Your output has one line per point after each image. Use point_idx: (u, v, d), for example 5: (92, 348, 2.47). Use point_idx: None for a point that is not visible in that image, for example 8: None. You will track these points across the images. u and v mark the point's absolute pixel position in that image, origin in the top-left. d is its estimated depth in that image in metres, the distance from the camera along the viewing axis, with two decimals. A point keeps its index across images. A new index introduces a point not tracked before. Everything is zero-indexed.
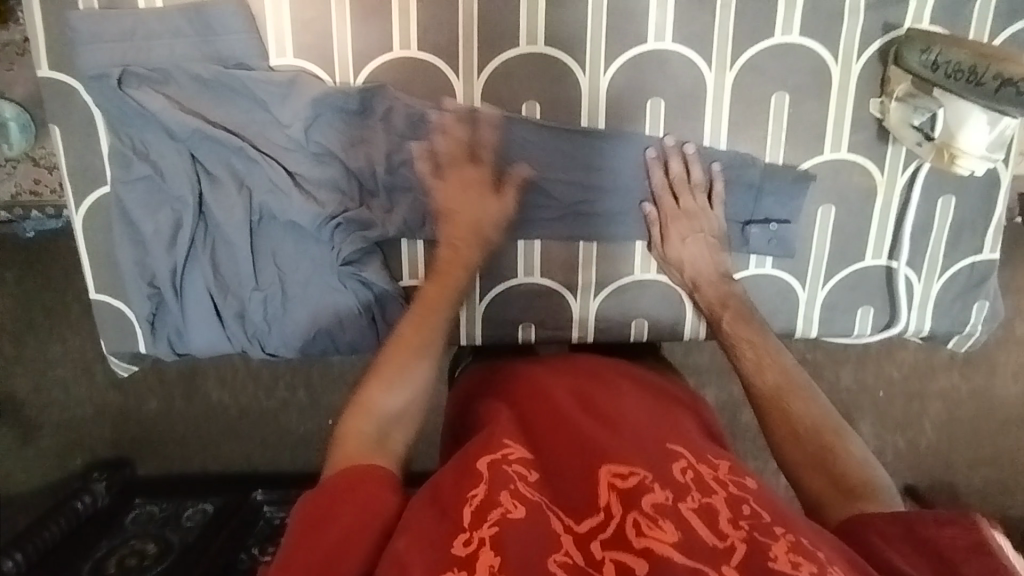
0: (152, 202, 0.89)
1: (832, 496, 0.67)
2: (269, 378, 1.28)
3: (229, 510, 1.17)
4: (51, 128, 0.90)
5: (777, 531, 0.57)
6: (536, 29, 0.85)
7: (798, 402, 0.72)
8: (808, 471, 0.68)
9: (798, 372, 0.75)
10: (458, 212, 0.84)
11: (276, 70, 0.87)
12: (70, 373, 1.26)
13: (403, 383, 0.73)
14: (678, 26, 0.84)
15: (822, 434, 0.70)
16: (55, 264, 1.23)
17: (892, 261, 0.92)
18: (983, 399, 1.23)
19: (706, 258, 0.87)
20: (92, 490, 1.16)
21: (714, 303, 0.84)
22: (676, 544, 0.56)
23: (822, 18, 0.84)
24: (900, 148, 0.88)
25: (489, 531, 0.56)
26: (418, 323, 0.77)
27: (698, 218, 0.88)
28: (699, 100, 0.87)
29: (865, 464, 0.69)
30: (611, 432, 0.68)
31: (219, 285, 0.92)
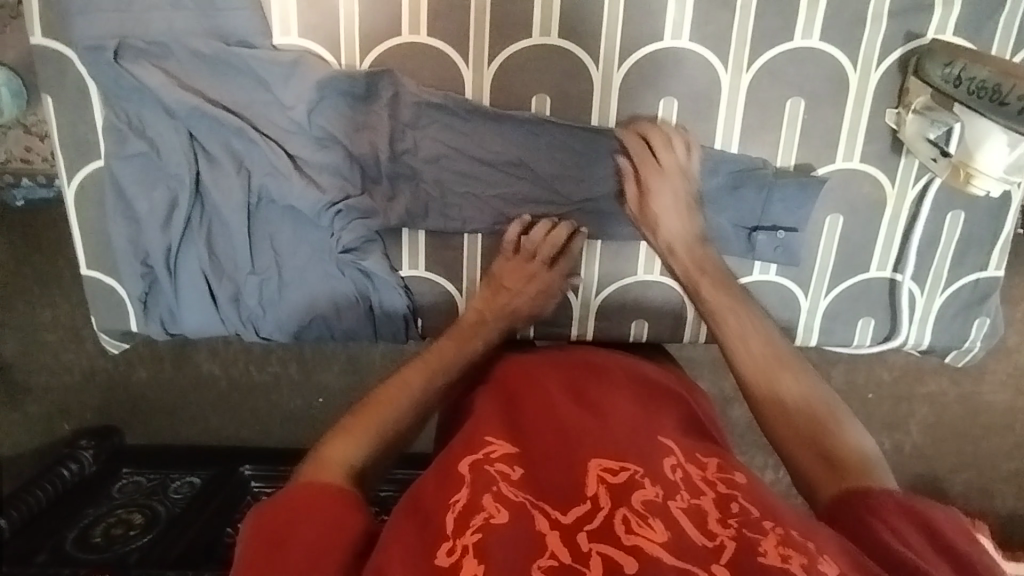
0: (148, 179, 0.87)
1: (822, 474, 0.62)
2: (260, 352, 1.27)
3: (217, 484, 1.17)
4: (44, 98, 0.87)
5: (767, 525, 0.55)
6: (550, 20, 0.82)
7: (787, 374, 0.69)
8: (797, 447, 0.65)
9: (785, 341, 0.72)
10: (503, 289, 0.85)
11: (279, 50, 0.84)
12: (57, 341, 1.24)
13: (388, 416, 0.71)
14: (696, 24, 0.82)
15: (812, 405, 0.67)
16: (42, 230, 1.20)
17: (897, 274, 0.91)
18: (971, 405, 1.24)
19: (680, 221, 0.81)
20: (80, 457, 1.17)
21: (691, 268, 0.79)
22: (665, 543, 0.54)
23: (843, 22, 0.81)
24: (913, 160, 0.87)
25: (472, 538, 0.55)
26: (420, 376, 0.75)
27: (675, 178, 0.82)
28: (713, 102, 0.85)
29: (860, 439, 0.64)
30: (600, 426, 0.67)
31: (215, 266, 0.91)
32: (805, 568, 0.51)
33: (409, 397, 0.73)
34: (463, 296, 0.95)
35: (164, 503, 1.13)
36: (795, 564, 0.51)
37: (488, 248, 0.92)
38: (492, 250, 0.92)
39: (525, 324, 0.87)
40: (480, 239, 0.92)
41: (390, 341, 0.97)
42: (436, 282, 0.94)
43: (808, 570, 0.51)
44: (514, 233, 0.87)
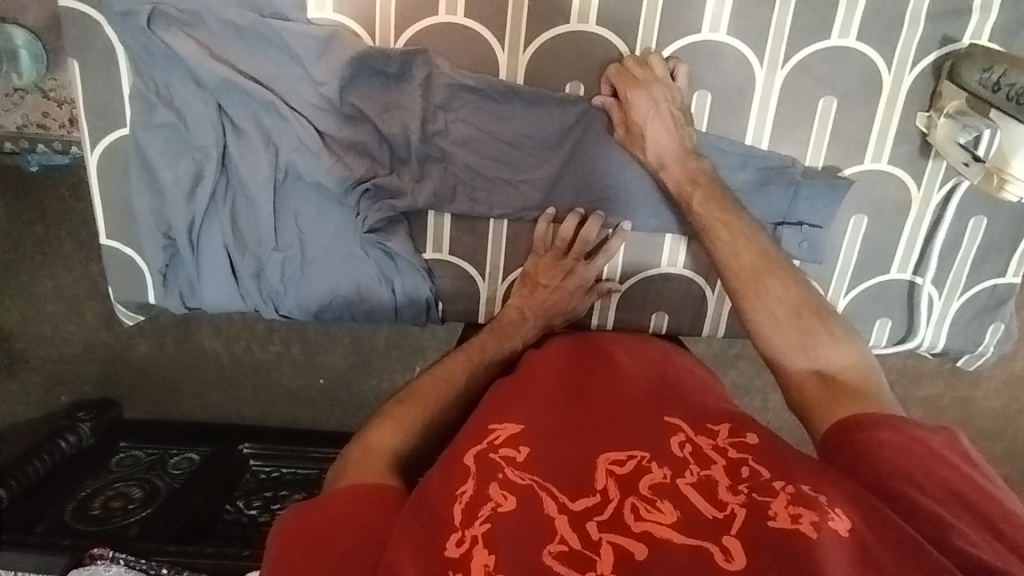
0: (174, 150, 0.86)
1: (814, 387, 0.70)
2: (264, 330, 1.26)
3: (217, 461, 1.16)
4: (69, 61, 0.86)
5: (776, 486, 0.57)
6: (588, 6, 0.82)
7: (778, 282, 0.75)
8: (789, 357, 0.72)
9: (775, 251, 0.77)
10: (538, 286, 0.88)
11: (313, 24, 0.83)
12: (60, 308, 1.23)
13: (435, 405, 0.75)
14: (735, 18, 0.82)
15: (802, 311, 0.73)
16: (48, 195, 1.18)
17: (917, 276, 0.92)
18: (966, 409, 1.25)
19: (671, 135, 0.82)
20: (79, 430, 1.18)
21: (684, 182, 0.81)
22: (676, 524, 0.55)
23: (881, 23, 0.82)
24: (940, 164, 0.87)
25: (481, 528, 0.55)
26: (462, 368, 0.80)
27: (656, 90, 0.81)
28: (747, 97, 0.85)
29: (849, 350, 0.71)
30: (607, 419, 0.67)
31: (237, 240, 0.90)
32: (815, 526, 0.53)
33: (455, 389, 0.78)
34: (486, 281, 0.95)
35: (163, 478, 1.13)
36: (805, 523, 0.53)
37: (514, 235, 0.92)
38: (517, 237, 0.92)
39: (564, 320, 0.90)
40: (506, 225, 0.92)
41: (410, 323, 0.97)
42: (459, 267, 0.94)
43: (819, 529, 0.53)
44: (544, 229, 0.88)
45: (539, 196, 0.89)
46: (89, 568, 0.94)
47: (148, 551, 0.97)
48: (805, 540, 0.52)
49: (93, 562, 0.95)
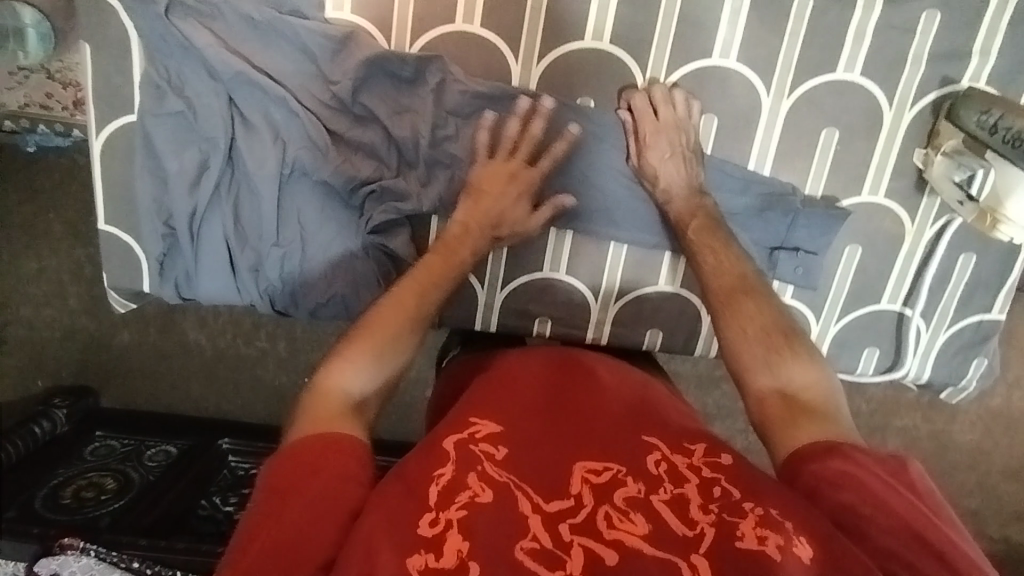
0: (181, 139, 0.86)
1: (774, 404, 0.68)
2: (251, 324, 1.26)
3: (194, 455, 1.15)
4: (80, 45, 0.85)
5: (747, 507, 0.58)
6: (603, 25, 0.83)
7: (753, 302, 0.75)
8: (752, 372, 0.71)
9: (756, 274, 0.78)
10: (483, 193, 0.82)
11: (331, 23, 0.84)
12: (44, 290, 1.23)
13: (390, 338, 0.70)
14: (745, 46, 0.84)
15: (775, 332, 0.72)
16: (43, 177, 1.20)
17: (906, 308, 0.94)
18: (941, 440, 1.28)
19: (681, 173, 0.85)
20: (54, 416, 1.13)
21: (685, 213, 0.84)
22: (646, 536, 0.57)
23: (884, 60, 0.84)
24: (935, 201, 0.90)
25: (457, 514, 0.57)
26: (413, 295, 0.74)
27: (674, 131, 0.85)
28: (752, 124, 0.87)
29: (814, 372, 0.70)
30: (589, 423, 0.67)
31: (238, 233, 0.89)
32: (779, 550, 0.54)
33: (408, 317, 0.72)
34: (484, 290, 0.94)
35: (138, 469, 1.11)
36: (770, 546, 0.55)
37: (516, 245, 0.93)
38: (519, 247, 0.93)
39: (513, 230, 0.85)
40: None
41: None
42: None
43: (783, 553, 0.54)
44: (485, 138, 0.85)
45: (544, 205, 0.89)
46: (59, 558, 0.93)
47: (120, 543, 0.97)
48: (768, 563, 0.54)
49: (63, 551, 0.94)
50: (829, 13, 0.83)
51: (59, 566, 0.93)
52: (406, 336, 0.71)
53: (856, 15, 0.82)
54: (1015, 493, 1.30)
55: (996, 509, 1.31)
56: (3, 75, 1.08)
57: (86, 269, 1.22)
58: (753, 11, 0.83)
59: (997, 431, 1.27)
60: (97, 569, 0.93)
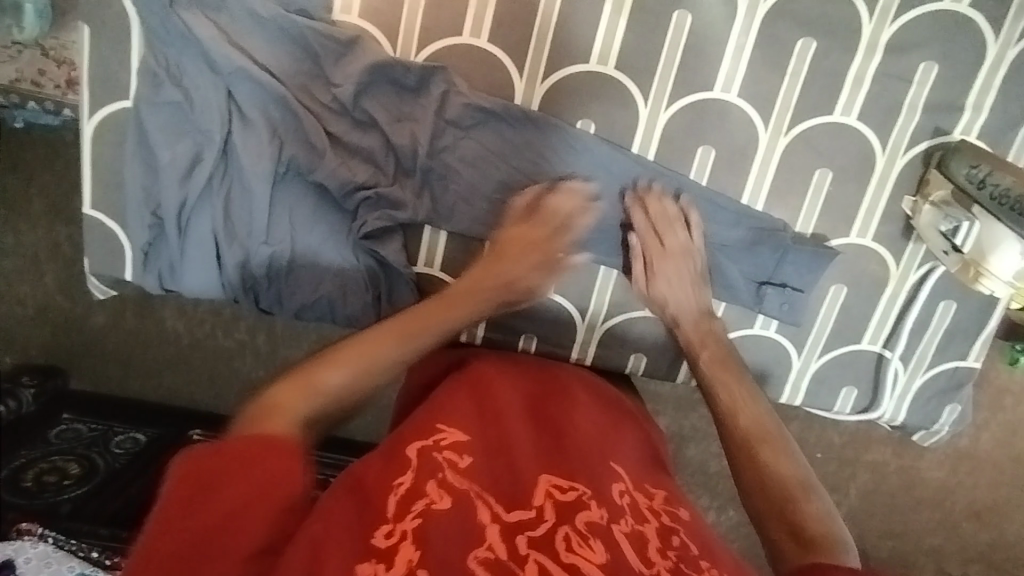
0: (175, 129, 0.84)
1: (790, 549, 0.61)
2: (230, 316, 1.24)
3: (163, 444, 1.14)
4: (79, 25, 0.84)
5: (702, 564, 0.59)
6: (610, 50, 0.84)
7: (769, 451, 0.70)
8: (770, 522, 0.64)
9: (774, 421, 0.73)
10: (506, 257, 0.83)
11: (337, 26, 0.84)
12: (19, 266, 1.20)
13: (351, 374, 0.66)
14: (747, 82, 0.85)
15: (791, 483, 0.67)
16: (26, 149, 1.17)
17: (886, 350, 0.96)
18: (908, 476, 1.30)
19: (689, 295, 0.87)
20: (19, 394, 1.07)
21: (696, 340, 0.85)
22: (603, 565, 0.56)
23: (881, 106, 0.86)
24: (920, 247, 0.91)
25: (412, 524, 0.56)
26: (383, 341, 0.70)
27: (681, 258, 0.87)
28: (749, 158, 0.88)
29: (828, 520, 0.64)
30: (557, 446, 0.69)
31: (227, 230, 0.88)
32: None
33: (382, 352, 0.69)
34: None
35: (104, 456, 1.08)
36: None
37: None
38: None
39: (524, 296, 0.83)
40: None
41: None
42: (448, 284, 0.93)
43: None
44: (524, 204, 0.85)
45: None
46: (14, 544, 0.94)
47: (79, 532, 0.98)
48: None
49: (19, 537, 0.96)
50: (831, 56, 0.84)
51: (14, 551, 0.94)
52: (370, 375, 0.67)
53: (857, 60, 0.84)
54: (975, 534, 1.32)
55: (957, 547, 1.33)
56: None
57: (64, 247, 1.20)
58: (757, 47, 0.84)
59: (963, 471, 1.30)
60: (53, 556, 0.95)
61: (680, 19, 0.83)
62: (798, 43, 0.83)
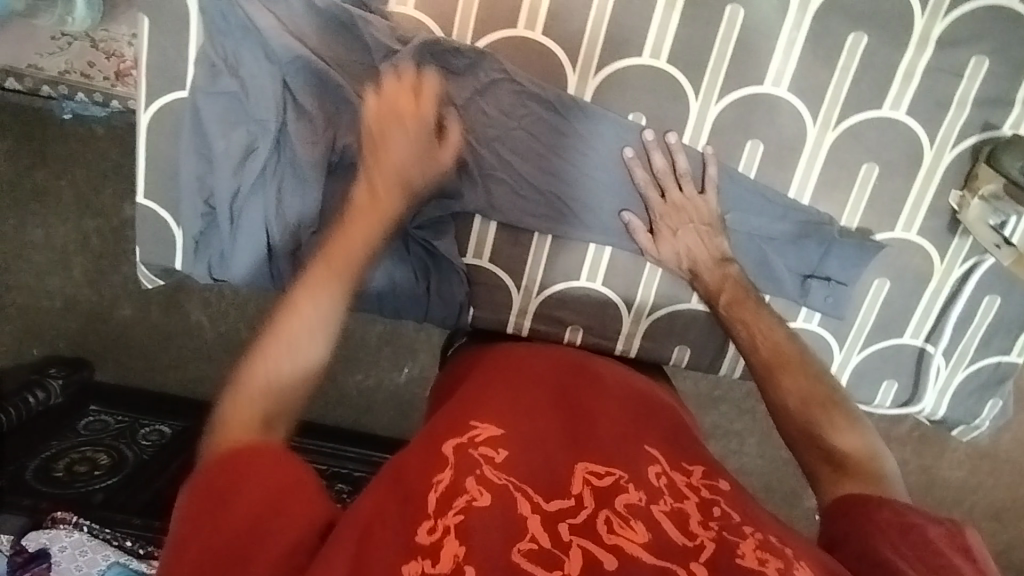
0: (230, 118, 0.85)
1: (824, 472, 0.69)
2: (255, 309, 1.28)
3: (187, 436, 1.21)
4: (138, 18, 0.85)
5: (745, 530, 0.60)
6: (662, 44, 0.85)
7: (791, 376, 0.75)
8: (801, 445, 0.72)
9: (794, 342, 0.79)
10: (383, 151, 0.75)
11: (393, 19, 0.85)
12: (49, 257, 1.27)
13: (281, 380, 0.65)
14: (797, 76, 0.86)
15: (820, 400, 0.73)
16: (56, 142, 1.24)
17: (928, 344, 0.96)
18: (929, 476, 1.30)
19: (702, 245, 0.87)
20: (49, 386, 1.20)
21: (715, 286, 0.86)
22: (645, 544, 0.57)
23: (929, 102, 0.86)
24: (966, 241, 0.92)
25: (455, 519, 0.56)
26: (306, 329, 0.67)
27: (689, 208, 0.87)
28: (796, 153, 0.89)
29: (858, 432, 0.71)
30: (589, 432, 0.69)
31: (279, 221, 0.89)
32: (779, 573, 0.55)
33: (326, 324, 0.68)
34: (519, 293, 0.95)
35: (132, 447, 1.16)
36: (770, 568, 0.56)
37: (555, 249, 0.94)
38: (557, 254, 0.94)
39: (422, 172, 0.77)
40: (549, 239, 0.93)
41: (437, 323, 0.95)
42: (495, 275, 0.95)
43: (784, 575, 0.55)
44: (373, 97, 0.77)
45: (587, 215, 0.90)
46: (49, 532, 0.99)
47: (113, 522, 1.02)
48: None
49: (54, 525, 1.00)
50: (882, 51, 0.84)
51: (49, 539, 0.98)
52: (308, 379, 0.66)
53: (908, 55, 0.84)
54: (996, 534, 1.33)
55: None
56: (45, 40, 1.03)
57: (91, 240, 1.26)
58: (808, 42, 0.84)
59: (983, 470, 1.30)
60: (87, 545, 0.99)
61: (732, 13, 0.83)
62: (848, 38, 0.84)
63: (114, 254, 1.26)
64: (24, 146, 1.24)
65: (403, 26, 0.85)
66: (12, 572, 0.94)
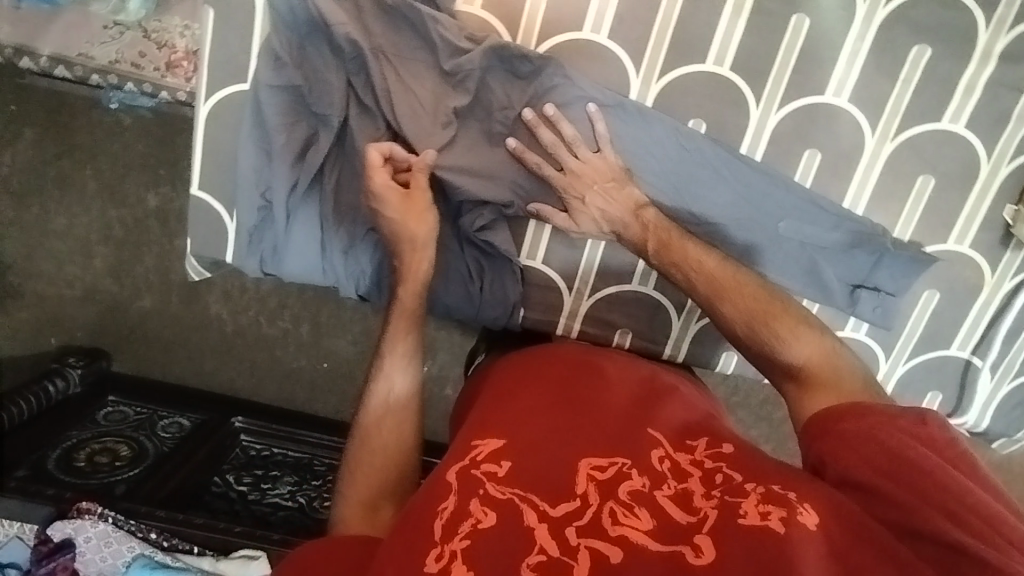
0: (292, 112, 0.85)
1: (794, 390, 0.73)
2: (276, 304, 1.27)
3: (207, 429, 1.20)
4: (202, 9, 0.85)
5: (747, 488, 0.60)
6: (727, 51, 0.85)
7: (733, 296, 0.77)
8: (764, 366, 0.76)
9: (732, 264, 0.80)
10: (408, 226, 0.82)
11: (459, 18, 0.85)
12: (70, 246, 1.27)
13: (377, 479, 0.76)
14: (859, 87, 0.86)
15: (765, 313, 0.75)
16: (83, 131, 1.23)
17: (975, 357, 0.97)
18: None
19: (616, 203, 0.86)
20: (68, 374, 1.19)
21: (642, 237, 0.85)
22: (650, 532, 0.57)
23: (988, 117, 0.87)
24: (1017, 256, 0.92)
25: (460, 544, 0.57)
26: (393, 424, 0.79)
27: (582, 174, 0.85)
28: (853, 163, 0.89)
29: (814, 340, 0.73)
30: (589, 422, 0.69)
31: (337, 217, 0.89)
32: (783, 522, 0.56)
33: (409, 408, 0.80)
34: (571, 295, 0.95)
35: (151, 440, 1.17)
36: (773, 520, 0.56)
37: (608, 252, 0.93)
38: (611, 257, 0.94)
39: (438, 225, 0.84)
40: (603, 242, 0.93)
41: (487, 324, 0.95)
42: (548, 277, 0.95)
43: (787, 525, 0.56)
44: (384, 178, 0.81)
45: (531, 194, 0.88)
46: (75, 523, 1.02)
47: (137, 513, 1.05)
48: (773, 537, 0.55)
49: (79, 515, 1.02)
50: (944, 64, 0.85)
51: (75, 530, 1.01)
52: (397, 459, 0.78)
53: (969, 69, 0.85)
54: None
55: None
56: (98, 30, 1.03)
57: (114, 229, 1.25)
58: (871, 53, 0.85)
59: None
60: (114, 536, 1.02)
61: (798, 22, 0.84)
62: (912, 50, 0.84)
63: (136, 245, 1.26)
64: (52, 132, 1.23)
65: (469, 25, 0.85)
66: (39, 561, 0.99)
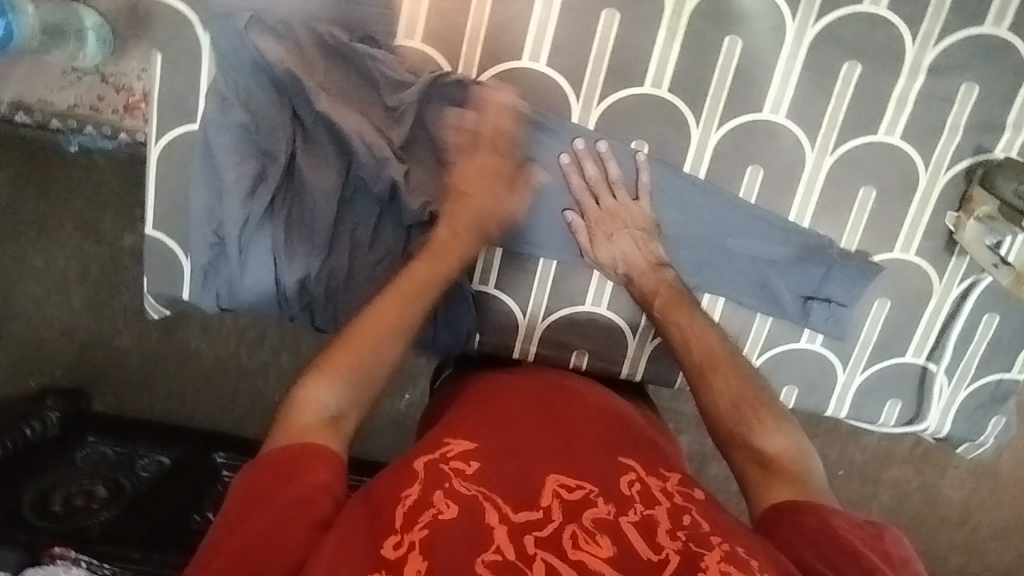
0: (240, 149, 0.86)
1: (756, 476, 0.72)
2: (255, 336, 1.28)
3: (186, 465, 1.19)
4: (152, 54, 0.87)
5: (713, 540, 0.60)
6: (663, 74, 0.87)
7: (721, 376, 0.77)
8: (732, 447, 0.74)
9: (728, 344, 0.80)
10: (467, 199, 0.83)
11: (399, 53, 0.87)
12: (44, 288, 1.27)
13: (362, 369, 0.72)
14: (794, 104, 0.88)
15: (749, 399, 0.76)
16: (55, 174, 1.24)
17: (930, 363, 0.98)
18: (930, 494, 1.27)
19: (637, 250, 0.88)
20: (46, 418, 1.18)
21: (650, 290, 0.87)
22: (610, 560, 0.57)
23: (923, 127, 0.89)
24: (963, 261, 0.93)
25: (419, 534, 0.57)
26: (370, 338, 0.74)
27: (625, 213, 0.89)
28: (795, 178, 0.91)
29: (787, 434, 0.74)
30: (562, 444, 0.69)
31: (288, 252, 0.89)
32: None
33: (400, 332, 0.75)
34: (525, 318, 0.96)
35: (129, 478, 1.14)
36: None
37: (561, 273, 0.95)
38: (563, 279, 0.95)
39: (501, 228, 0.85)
40: (553, 265, 0.94)
41: (444, 351, 0.95)
42: (501, 301, 0.96)
43: None
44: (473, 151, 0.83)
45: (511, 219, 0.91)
46: (46, 569, 0.93)
47: (112, 556, 1.00)
48: None
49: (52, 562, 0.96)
50: (877, 78, 0.87)
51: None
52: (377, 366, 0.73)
53: (900, 82, 0.87)
54: (998, 552, 1.31)
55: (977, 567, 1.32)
56: (56, 75, 1.05)
57: (87, 269, 1.26)
58: (805, 70, 0.87)
59: (985, 489, 1.27)
60: None
61: (731, 44, 0.86)
62: (843, 66, 0.87)
63: (110, 283, 1.26)
64: (24, 176, 1.25)
65: (411, 59, 0.88)
66: None
